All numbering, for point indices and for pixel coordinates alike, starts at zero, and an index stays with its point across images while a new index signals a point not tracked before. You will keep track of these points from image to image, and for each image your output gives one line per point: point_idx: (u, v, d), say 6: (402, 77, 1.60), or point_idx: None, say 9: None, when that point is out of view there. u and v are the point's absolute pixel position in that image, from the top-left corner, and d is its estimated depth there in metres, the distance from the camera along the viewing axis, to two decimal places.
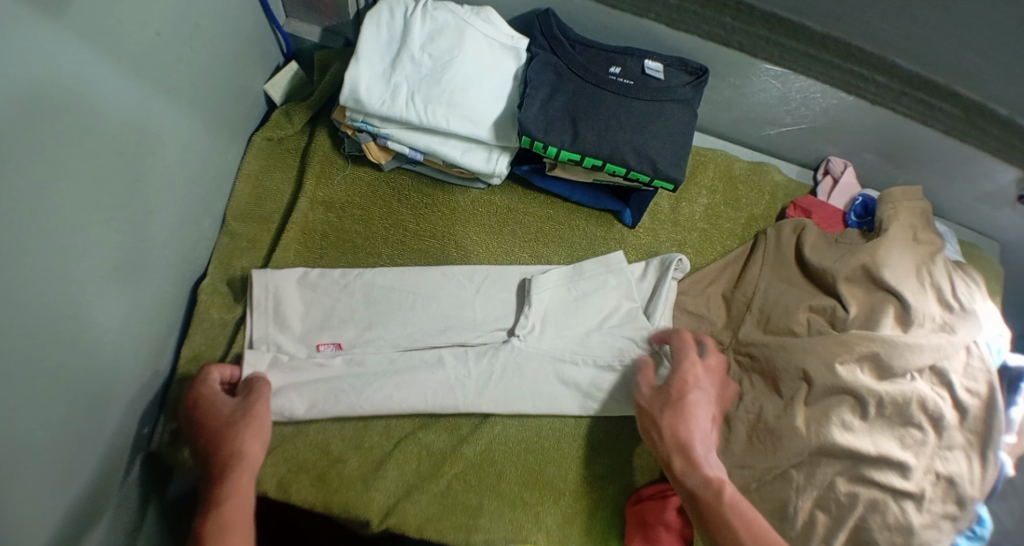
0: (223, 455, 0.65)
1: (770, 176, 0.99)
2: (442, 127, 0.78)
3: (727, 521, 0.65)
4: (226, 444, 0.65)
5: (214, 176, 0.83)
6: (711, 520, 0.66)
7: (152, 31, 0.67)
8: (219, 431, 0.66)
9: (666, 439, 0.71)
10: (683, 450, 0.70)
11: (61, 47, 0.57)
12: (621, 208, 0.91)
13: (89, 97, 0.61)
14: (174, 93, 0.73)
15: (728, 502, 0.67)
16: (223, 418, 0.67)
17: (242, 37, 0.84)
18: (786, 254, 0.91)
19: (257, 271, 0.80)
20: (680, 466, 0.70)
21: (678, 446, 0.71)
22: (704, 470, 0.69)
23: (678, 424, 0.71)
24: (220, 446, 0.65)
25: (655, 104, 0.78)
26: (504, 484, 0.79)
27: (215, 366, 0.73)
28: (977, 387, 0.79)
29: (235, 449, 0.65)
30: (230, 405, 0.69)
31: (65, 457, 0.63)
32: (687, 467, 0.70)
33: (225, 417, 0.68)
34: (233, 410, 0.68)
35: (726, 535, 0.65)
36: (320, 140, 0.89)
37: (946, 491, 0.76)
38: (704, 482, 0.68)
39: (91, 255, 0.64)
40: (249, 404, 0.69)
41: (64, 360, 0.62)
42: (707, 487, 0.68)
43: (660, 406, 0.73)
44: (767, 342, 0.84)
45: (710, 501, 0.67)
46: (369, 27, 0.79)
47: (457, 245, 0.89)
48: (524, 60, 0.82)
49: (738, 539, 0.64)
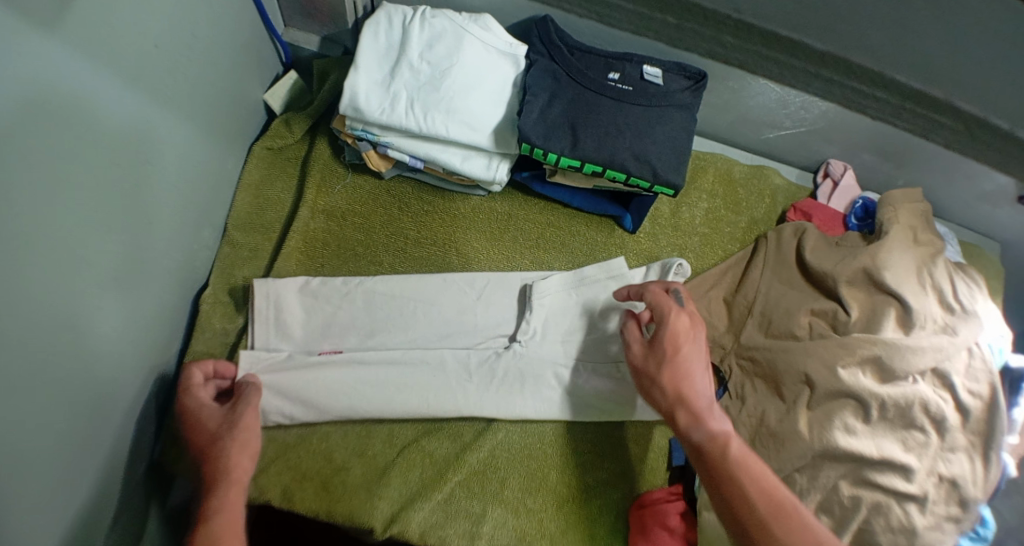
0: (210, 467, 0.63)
1: (770, 179, 0.99)
2: (442, 134, 0.78)
3: (734, 479, 0.63)
4: (212, 461, 0.63)
5: (215, 186, 0.83)
6: (718, 474, 0.64)
7: (150, 44, 0.67)
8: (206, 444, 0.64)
9: (666, 396, 0.69)
10: (685, 403, 0.68)
11: (62, 60, 0.57)
12: (621, 213, 0.91)
13: (90, 109, 0.61)
14: (173, 104, 0.73)
15: (737, 456, 0.65)
16: (211, 430, 0.65)
17: (241, 47, 0.84)
18: (787, 257, 0.90)
19: (259, 280, 0.80)
20: (683, 420, 0.68)
21: (678, 399, 0.69)
22: (711, 423, 0.67)
23: (677, 378, 0.69)
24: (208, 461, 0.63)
25: (654, 109, 0.79)
26: (507, 490, 0.79)
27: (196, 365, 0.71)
28: (979, 388, 0.80)
29: (220, 466, 0.62)
30: (217, 416, 0.67)
31: (69, 469, 0.63)
32: (692, 421, 0.68)
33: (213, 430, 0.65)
34: (219, 423, 0.66)
35: (733, 494, 0.63)
36: (320, 149, 0.90)
37: (949, 492, 0.76)
38: (710, 437, 0.66)
39: (92, 268, 0.64)
40: (233, 413, 0.66)
41: (66, 371, 0.62)
42: (713, 441, 0.66)
43: (655, 362, 0.70)
44: (768, 346, 0.84)
45: (715, 453, 0.66)
46: (367, 35, 0.80)
47: (459, 251, 0.89)
48: (522, 66, 0.82)
49: (748, 502, 0.62)
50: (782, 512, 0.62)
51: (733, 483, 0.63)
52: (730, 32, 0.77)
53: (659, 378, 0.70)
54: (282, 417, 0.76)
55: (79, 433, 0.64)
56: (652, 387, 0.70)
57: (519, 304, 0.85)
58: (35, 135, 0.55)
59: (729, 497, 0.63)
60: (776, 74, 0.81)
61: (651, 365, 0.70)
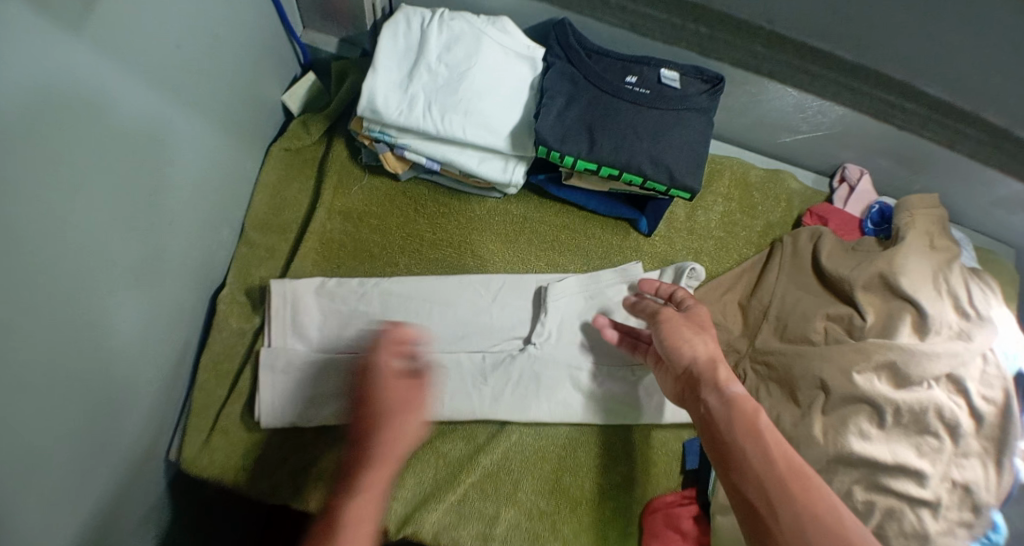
0: (377, 434, 0.60)
1: (787, 184, 0.99)
2: (459, 136, 0.78)
3: (761, 436, 0.61)
4: (383, 427, 0.61)
5: (232, 186, 0.83)
6: (746, 428, 0.62)
7: (170, 43, 0.67)
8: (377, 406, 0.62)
9: (701, 354, 0.69)
10: (717, 364, 0.68)
11: (84, 59, 0.57)
12: (637, 216, 0.91)
13: (109, 110, 0.61)
14: (192, 104, 0.73)
15: (764, 418, 0.63)
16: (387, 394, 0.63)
17: (260, 48, 0.84)
18: (803, 262, 0.91)
19: (276, 281, 0.80)
20: (715, 376, 0.66)
21: (711, 359, 0.68)
22: (742, 386, 0.66)
23: (711, 343, 0.70)
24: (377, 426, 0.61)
25: (672, 113, 0.78)
26: (520, 492, 0.79)
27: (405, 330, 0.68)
28: (993, 394, 0.80)
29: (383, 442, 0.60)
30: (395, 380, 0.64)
31: (87, 466, 0.64)
32: (729, 378, 0.66)
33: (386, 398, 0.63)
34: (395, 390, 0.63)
35: (756, 450, 0.60)
36: (337, 150, 0.90)
37: (963, 498, 0.76)
38: (744, 396, 0.65)
39: (113, 267, 0.64)
40: (413, 388, 0.64)
41: (85, 370, 0.62)
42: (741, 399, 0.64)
43: (693, 326, 0.72)
44: (784, 351, 0.84)
45: (745, 411, 0.63)
46: (386, 38, 0.80)
47: (474, 253, 0.89)
48: (540, 69, 0.82)
49: (772, 460, 0.59)
50: (804, 478, 0.58)
51: (762, 438, 0.61)
52: (761, 42, 0.79)
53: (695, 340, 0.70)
54: (299, 418, 0.78)
55: (98, 431, 0.65)
56: (685, 344, 0.70)
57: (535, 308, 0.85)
58: (53, 134, 0.55)
59: (754, 452, 0.60)
60: (805, 85, 0.82)
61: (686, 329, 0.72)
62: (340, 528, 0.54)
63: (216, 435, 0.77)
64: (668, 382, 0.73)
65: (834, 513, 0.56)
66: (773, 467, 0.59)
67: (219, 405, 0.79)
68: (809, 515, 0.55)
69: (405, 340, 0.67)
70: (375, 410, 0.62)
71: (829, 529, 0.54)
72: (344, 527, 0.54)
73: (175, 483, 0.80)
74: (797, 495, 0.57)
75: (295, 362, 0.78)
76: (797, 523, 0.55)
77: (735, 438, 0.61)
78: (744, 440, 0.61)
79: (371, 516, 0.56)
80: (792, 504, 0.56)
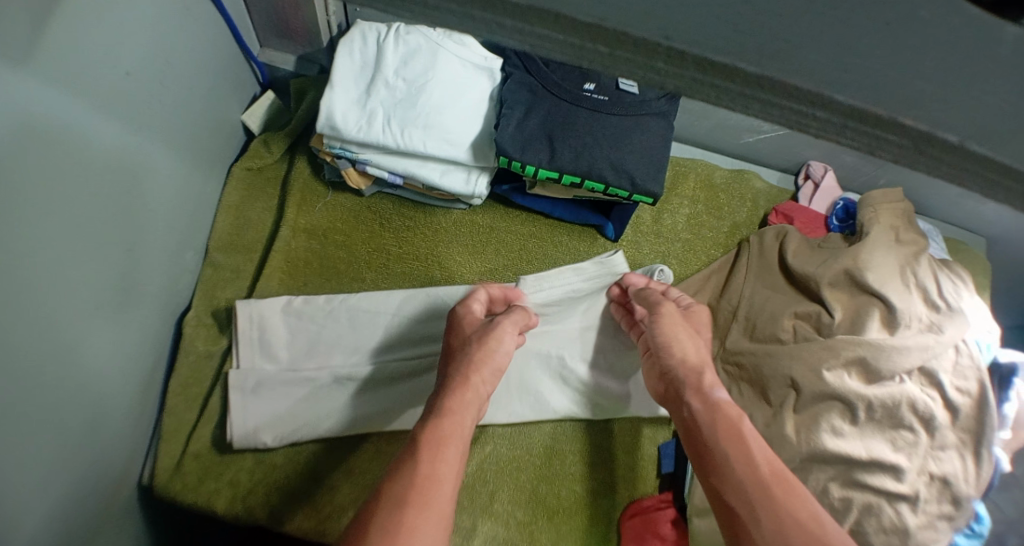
0: (460, 369, 0.66)
1: (751, 183, 1.00)
2: (420, 150, 0.78)
3: (741, 438, 0.61)
4: (462, 363, 0.67)
5: (194, 207, 0.83)
6: (723, 432, 0.62)
7: (122, 70, 0.67)
8: (460, 350, 0.69)
9: (685, 359, 0.70)
10: (704, 370, 0.69)
11: (38, 94, 0.57)
12: (602, 222, 0.92)
13: (65, 139, 0.61)
14: (150, 130, 0.73)
15: (749, 428, 0.63)
16: (468, 337, 0.71)
17: (216, 69, 0.84)
18: (769, 260, 0.92)
19: (242, 302, 0.80)
20: (700, 381, 0.68)
21: (700, 366, 0.70)
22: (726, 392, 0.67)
23: (696, 348, 0.72)
24: (455, 364, 0.67)
25: (632, 119, 0.78)
26: (496, 504, 0.79)
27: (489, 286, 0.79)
28: (968, 386, 0.79)
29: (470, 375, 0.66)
30: (477, 325, 0.73)
31: (57, 498, 0.63)
32: (714, 383, 0.67)
33: (467, 339, 0.71)
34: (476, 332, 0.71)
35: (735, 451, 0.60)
36: (300, 167, 0.90)
37: (942, 491, 0.76)
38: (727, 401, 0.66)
39: (75, 295, 0.64)
40: (497, 325, 0.70)
41: (52, 402, 0.61)
42: (722, 402, 0.65)
43: (687, 330, 0.74)
44: (754, 351, 0.85)
45: (727, 414, 0.64)
46: (342, 55, 0.79)
47: (441, 265, 0.89)
48: (499, 80, 0.83)
49: (753, 463, 0.59)
50: (788, 482, 0.57)
51: (745, 439, 0.61)
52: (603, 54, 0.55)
53: (681, 340, 0.73)
54: (271, 438, 0.77)
55: (66, 464, 0.64)
56: (675, 348, 0.71)
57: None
58: (15, 165, 0.55)
59: (735, 457, 0.60)
60: None
61: (674, 325, 0.74)
62: (425, 442, 0.58)
63: (187, 459, 0.76)
64: (653, 381, 0.74)
65: (819, 521, 0.54)
66: (757, 474, 0.58)
67: (188, 430, 0.78)
68: (794, 520, 0.54)
69: (482, 295, 0.77)
70: (457, 352, 0.69)
71: (813, 530, 0.53)
72: (427, 441, 0.58)
73: (148, 510, 0.79)
74: (781, 499, 0.56)
75: (263, 382, 0.78)
76: (777, 526, 0.54)
77: (713, 442, 0.62)
78: (725, 445, 0.61)
79: (452, 438, 0.59)
80: (779, 510, 0.55)
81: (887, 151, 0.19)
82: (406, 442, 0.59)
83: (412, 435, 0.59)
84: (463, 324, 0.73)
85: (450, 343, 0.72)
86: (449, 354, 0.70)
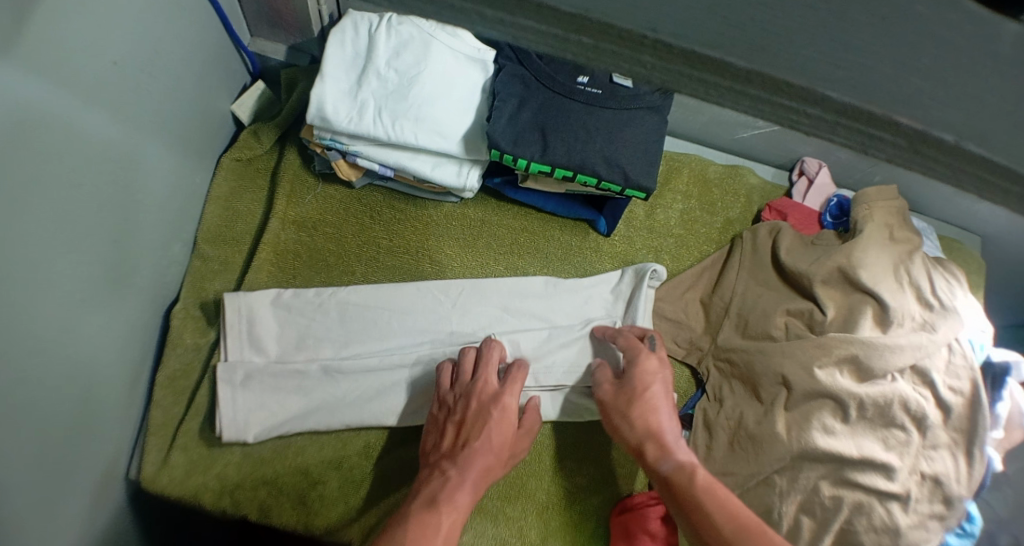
0: (475, 468, 0.66)
1: (746, 179, 1.00)
2: (411, 142, 0.78)
3: (703, 504, 0.62)
4: (483, 456, 0.67)
5: (182, 198, 0.82)
6: (690, 501, 0.63)
7: (108, 59, 0.66)
8: (476, 443, 0.68)
9: (637, 425, 0.70)
10: (653, 435, 0.69)
11: (25, 82, 0.56)
12: (596, 217, 0.92)
13: (53, 126, 0.60)
14: (137, 120, 0.72)
15: (703, 486, 0.64)
16: (499, 437, 0.69)
17: (206, 59, 0.84)
18: (763, 256, 0.91)
19: (230, 294, 0.79)
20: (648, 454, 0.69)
21: (648, 430, 0.70)
22: (675, 457, 0.68)
23: (646, 412, 0.71)
24: (478, 452, 0.67)
25: (625, 113, 0.77)
26: (486, 500, 0.78)
27: (515, 365, 0.75)
28: (960, 385, 0.79)
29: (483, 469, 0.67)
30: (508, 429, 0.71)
31: (44, 490, 0.63)
32: (661, 451, 0.68)
33: (501, 444, 0.69)
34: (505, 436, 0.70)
35: (701, 519, 0.61)
36: (290, 158, 0.89)
37: (933, 490, 0.76)
38: (678, 465, 0.67)
39: (60, 286, 0.63)
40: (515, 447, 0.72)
41: (38, 394, 0.61)
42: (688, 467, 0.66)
43: (628, 396, 0.72)
44: (745, 348, 0.85)
45: (684, 483, 0.65)
46: (333, 44, 0.79)
47: (433, 260, 0.89)
48: (491, 72, 0.81)
49: (717, 532, 0.60)
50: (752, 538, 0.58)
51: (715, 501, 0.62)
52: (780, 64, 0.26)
53: (629, 411, 0.72)
54: (258, 431, 0.76)
55: (51, 457, 0.63)
56: (621, 426, 0.72)
57: (508, 305, 0.85)
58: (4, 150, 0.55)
59: (703, 527, 0.61)
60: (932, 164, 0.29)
61: (624, 401, 0.73)
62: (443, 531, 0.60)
63: (173, 454, 0.75)
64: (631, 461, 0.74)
65: None
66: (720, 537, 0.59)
67: (176, 424, 0.77)
68: None
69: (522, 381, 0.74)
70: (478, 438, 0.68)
71: None
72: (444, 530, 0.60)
73: (138, 501, 0.79)
74: None
75: (250, 375, 0.77)
76: None
77: (686, 513, 0.63)
78: (693, 514, 0.62)
79: (455, 529, 0.61)
80: None
81: (881, 143, 0.27)
82: (418, 511, 0.61)
83: (421, 504, 0.62)
84: (499, 414, 0.70)
85: (472, 413, 0.71)
86: (463, 433, 0.69)
